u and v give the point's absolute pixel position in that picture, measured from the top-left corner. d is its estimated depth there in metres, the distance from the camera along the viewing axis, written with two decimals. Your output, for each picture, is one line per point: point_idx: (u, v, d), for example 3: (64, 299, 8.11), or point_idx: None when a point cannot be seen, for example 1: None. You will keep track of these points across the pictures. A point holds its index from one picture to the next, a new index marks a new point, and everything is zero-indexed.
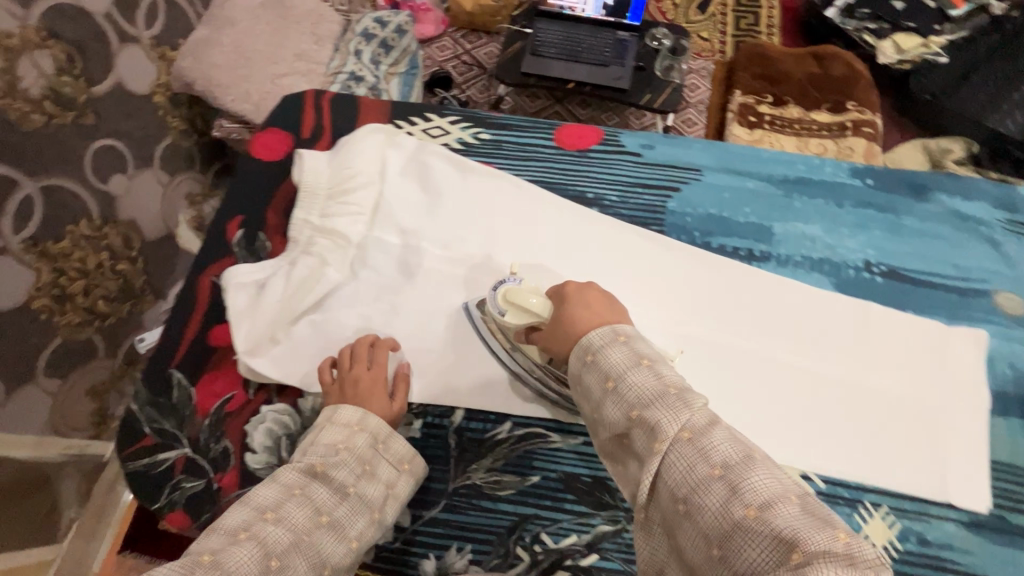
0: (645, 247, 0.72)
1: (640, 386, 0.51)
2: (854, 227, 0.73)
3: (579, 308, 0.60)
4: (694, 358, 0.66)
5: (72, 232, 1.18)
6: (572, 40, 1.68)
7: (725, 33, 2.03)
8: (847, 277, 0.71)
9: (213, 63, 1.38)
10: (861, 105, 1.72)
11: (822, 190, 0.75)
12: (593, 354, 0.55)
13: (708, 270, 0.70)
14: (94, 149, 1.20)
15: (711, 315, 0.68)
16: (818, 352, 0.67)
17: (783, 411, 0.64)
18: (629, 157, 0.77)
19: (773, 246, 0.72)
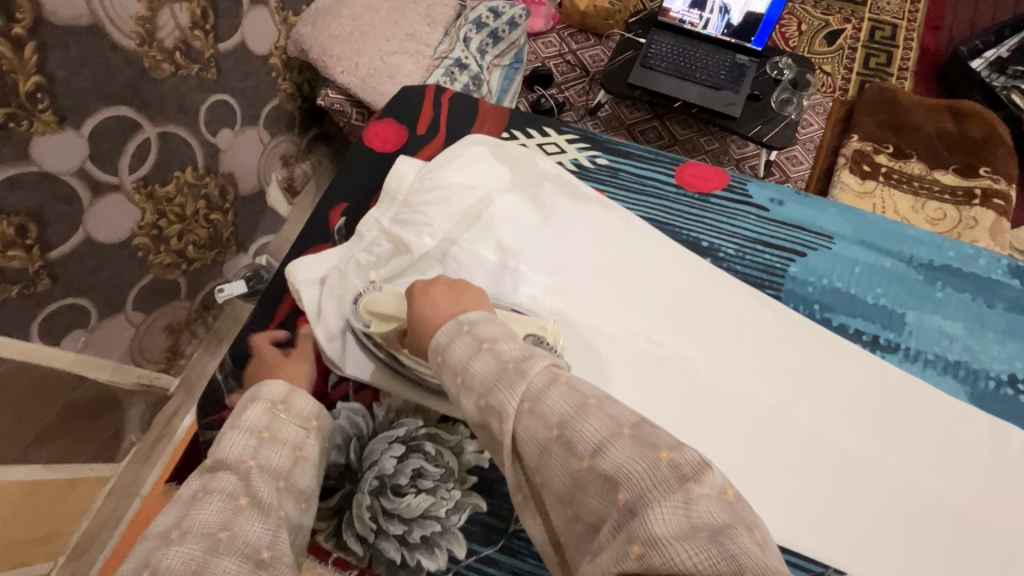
0: (763, 317, 0.69)
1: (481, 372, 0.51)
2: (1001, 334, 0.68)
3: (425, 308, 0.61)
4: (798, 446, 0.63)
5: (178, 178, 1.24)
6: (687, 56, 1.60)
7: (851, 69, 1.88)
8: (983, 388, 0.66)
9: (331, 33, 1.40)
10: (997, 173, 1.54)
11: (968, 285, 0.71)
12: (442, 355, 0.55)
13: (828, 355, 0.67)
14: (210, 102, 1.25)
15: (822, 403, 0.65)
16: (923, 466, 0.62)
17: (885, 525, 0.61)
18: (754, 210, 0.76)
19: (902, 336, 0.68)
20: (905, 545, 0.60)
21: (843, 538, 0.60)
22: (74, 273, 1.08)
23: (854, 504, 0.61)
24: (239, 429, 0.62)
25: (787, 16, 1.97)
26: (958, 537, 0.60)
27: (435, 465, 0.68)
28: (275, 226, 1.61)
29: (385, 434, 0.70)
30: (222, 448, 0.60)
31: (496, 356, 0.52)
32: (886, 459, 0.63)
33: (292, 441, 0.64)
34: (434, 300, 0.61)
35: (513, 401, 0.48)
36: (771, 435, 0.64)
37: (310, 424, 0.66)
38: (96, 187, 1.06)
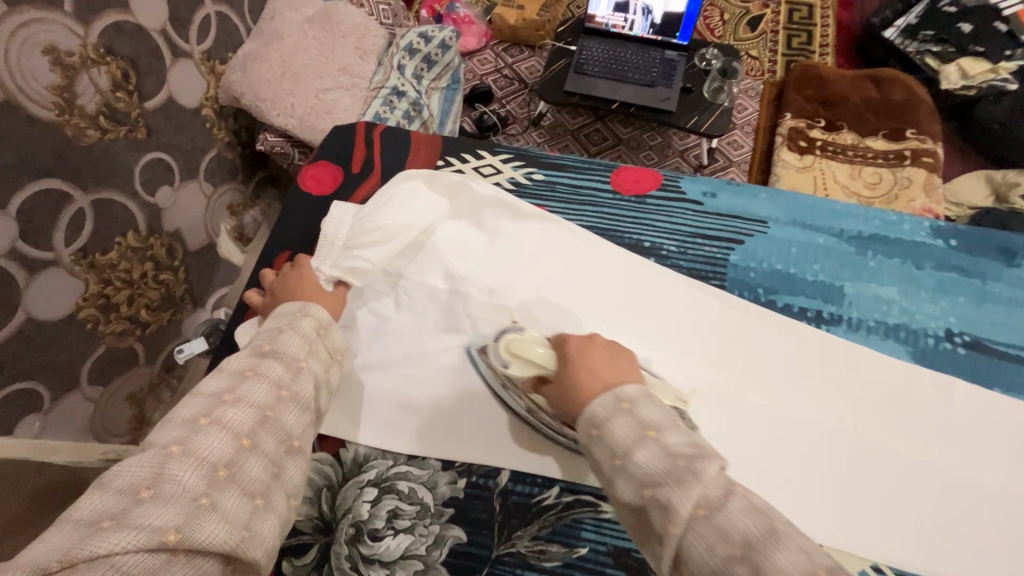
0: (707, 306, 0.71)
1: (647, 461, 0.50)
2: (935, 292, 0.71)
3: (576, 366, 0.60)
4: (755, 428, 0.65)
5: (120, 244, 1.20)
6: (618, 58, 1.64)
7: (775, 51, 1.96)
8: (925, 347, 0.69)
9: (261, 77, 1.38)
10: (922, 133, 1.63)
11: (897, 250, 0.74)
12: (597, 429, 0.54)
13: (772, 334, 0.69)
14: (143, 163, 1.22)
15: (773, 383, 0.67)
16: (882, 431, 0.65)
17: (848, 493, 0.63)
18: (688, 206, 0.78)
19: (843, 308, 0.71)
20: (879, 511, 0.62)
21: (814, 514, 0.62)
22: (20, 357, 1.04)
23: (826, 479, 0.63)
24: (295, 331, 0.65)
25: (709, 8, 2.04)
26: (929, 494, 0.62)
27: (410, 503, 0.68)
28: (231, 276, 1.58)
29: (356, 479, 0.70)
30: (278, 339, 0.64)
31: (664, 448, 0.50)
32: (850, 429, 0.65)
33: (326, 363, 0.67)
34: (587, 363, 0.59)
35: (688, 502, 0.47)
36: (738, 424, 0.66)
37: (336, 356, 0.68)
38: (32, 265, 1.02)
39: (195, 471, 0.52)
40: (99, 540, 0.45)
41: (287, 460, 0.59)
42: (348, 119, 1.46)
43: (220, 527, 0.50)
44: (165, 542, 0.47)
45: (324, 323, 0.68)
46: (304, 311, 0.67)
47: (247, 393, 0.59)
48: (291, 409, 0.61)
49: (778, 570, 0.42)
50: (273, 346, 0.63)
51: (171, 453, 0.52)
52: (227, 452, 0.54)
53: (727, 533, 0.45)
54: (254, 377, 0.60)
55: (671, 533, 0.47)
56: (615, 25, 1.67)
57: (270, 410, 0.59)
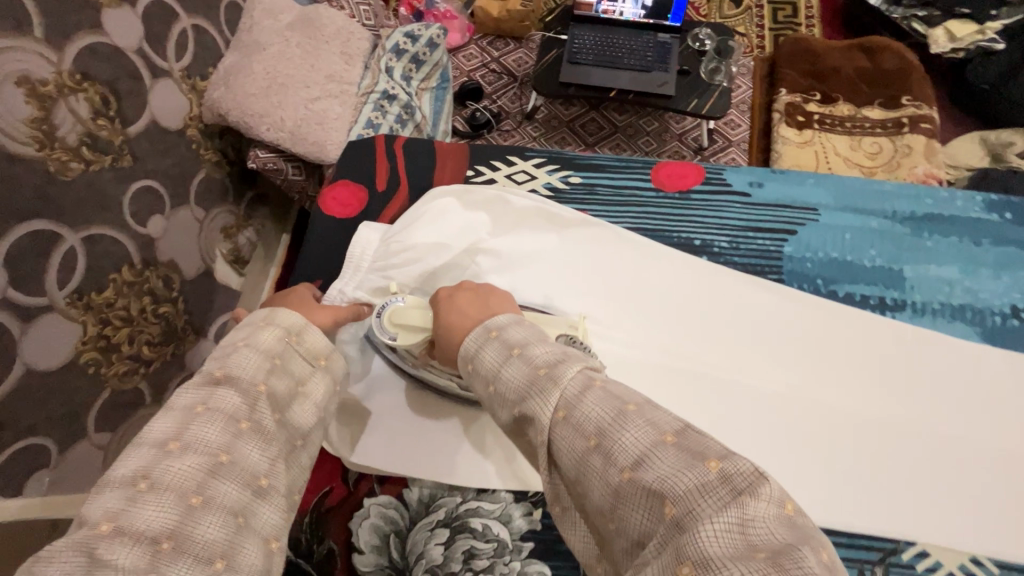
0: (785, 309, 0.74)
1: (513, 377, 0.48)
2: (996, 269, 0.77)
3: (443, 312, 0.59)
4: (847, 424, 0.68)
5: (115, 280, 1.13)
6: (610, 44, 1.60)
7: (763, 26, 1.94)
8: (993, 324, 0.74)
9: (246, 91, 1.31)
10: (917, 99, 1.63)
11: (954, 229, 0.79)
12: (471, 362, 0.53)
13: (849, 330, 0.73)
14: (131, 192, 1.14)
15: (857, 379, 0.71)
16: (963, 417, 0.69)
17: (944, 482, 0.66)
18: (737, 198, 0.81)
19: (906, 292, 0.75)
20: (963, 499, 0.65)
21: (916, 505, 0.65)
22: (22, 411, 0.97)
23: (909, 471, 0.66)
24: (252, 348, 0.59)
25: None
26: (1003, 476, 0.66)
27: (486, 541, 0.68)
28: (231, 301, 1.51)
29: (426, 521, 0.70)
30: (231, 361, 0.58)
31: (528, 363, 0.48)
32: (923, 419, 0.69)
33: (298, 375, 0.62)
34: (460, 308, 0.59)
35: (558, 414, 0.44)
36: (819, 423, 0.68)
37: (320, 361, 0.64)
38: (25, 313, 0.95)
39: (132, 551, 0.46)
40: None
41: (255, 504, 0.53)
42: (339, 128, 1.40)
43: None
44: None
45: (293, 329, 0.63)
46: (269, 320, 0.62)
47: (196, 437, 0.53)
48: (253, 444, 0.55)
49: (625, 450, 0.41)
50: (226, 371, 0.57)
51: (100, 534, 0.47)
52: (172, 519, 0.49)
53: (584, 428, 0.43)
54: (208, 412, 0.54)
55: (543, 442, 0.45)
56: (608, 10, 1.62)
57: (225, 456, 0.53)
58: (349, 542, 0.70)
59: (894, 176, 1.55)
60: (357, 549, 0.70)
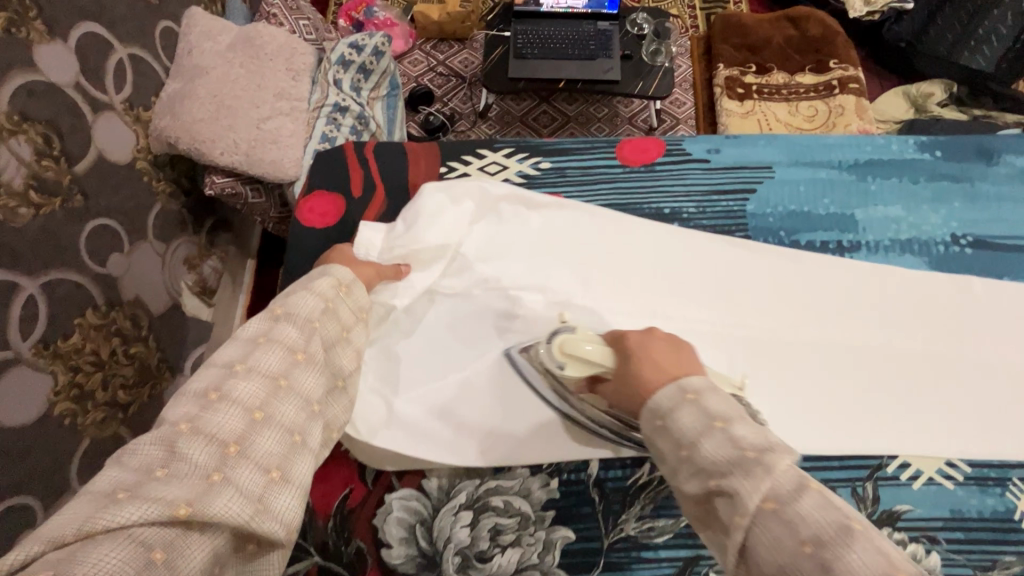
0: (753, 261, 0.80)
1: (712, 448, 0.49)
2: (933, 203, 0.84)
3: (642, 361, 0.59)
4: (822, 360, 0.75)
5: (81, 325, 1.09)
6: (553, 36, 1.64)
7: (693, 7, 2.02)
8: (938, 253, 0.81)
9: (194, 117, 1.28)
10: (843, 62, 1.74)
11: (893, 171, 0.86)
12: (662, 419, 0.53)
13: (812, 274, 0.79)
14: (87, 233, 1.10)
15: (826, 318, 0.77)
16: (924, 338, 0.75)
17: (914, 400, 0.73)
18: (699, 164, 0.87)
19: (860, 234, 0.82)
20: (941, 408, 0.72)
21: (892, 424, 0.71)
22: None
23: (883, 394, 0.73)
24: (310, 292, 0.64)
25: None
26: (972, 382, 0.73)
27: (509, 516, 0.71)
28: (204, 333, 1.47)
29: (448, 505, 0.72)
30: (289, 301, 0.63)
31: (732, 439, 0.48)
32: (894, 343, 0.75)
33: (344, 322, 0.67)
34: (654, 354, 0.59)
35: (756, 496, 0.45)
36: (802, 361, 0.75)
37: (362, 315, 0.70)
38: None
39: (205, 448, 0.50)
40: (117, 510, 0.44)
41: (310, 426, 0.58)
42: (295, 145, 1.38)
43: (235, 499, 0.49)
44: (178, 514, 0.45)
45: (343, 280, 0.69)
46: (324, 271, 0.68)
47: (261, 361, 0.57)
48: (302, 379, 0.59)
49: (851, 568, 0.40)
50: (285, 310, 0.62)
51: (180, 431, 0.51)
52: (239, 428, 0.53)
53: (797, 530, 0.43)
54: (270, 342, 0.58)
55: (739, 522, 0.45)
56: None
57: (284, 381, 0.57)
58: (375, 537, 0.71)
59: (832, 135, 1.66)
60: (385, 543, 0.71)
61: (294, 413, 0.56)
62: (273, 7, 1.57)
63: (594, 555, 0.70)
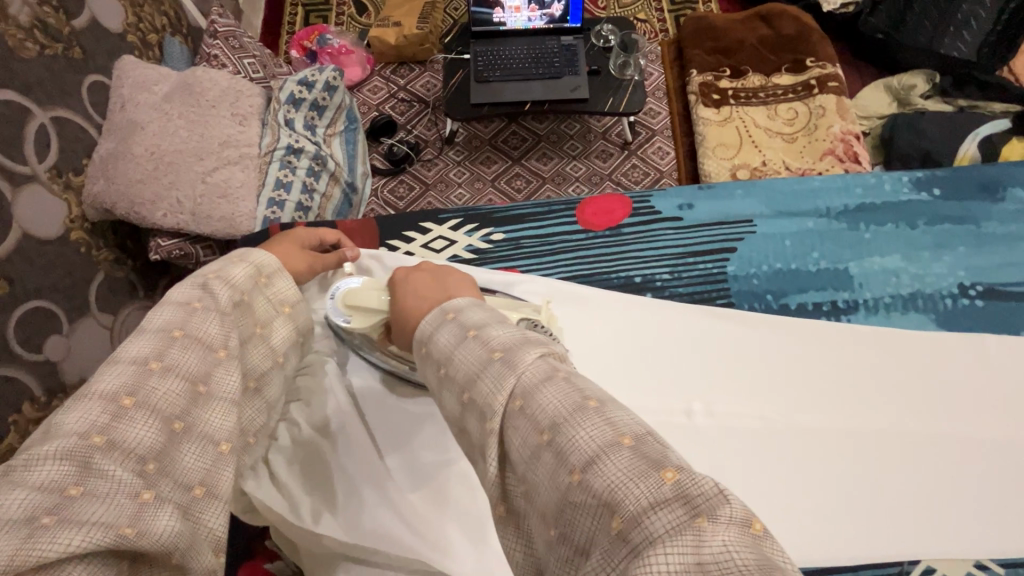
0: (748, 339, 0.79)
1: (467, 361, 0.45)
2: (936, 249, 0.86)
3: (403, 295, 0.58)
4: (835, 447, 0.72)
5: (17, 422, 1.00)
6: (515, 57, 1.55)
7: (661, 10, 1.93)
8: (946, 308, 0.82)
9: (131, 178, 1.19)
10: (820, 60, 1.67)
11: (889, 217, 0.88)
12: (426, 346, 0.49)
13: (812, 348, 0.78)
14: (16, 321, 1.01)
15: (831, 399, 0.75)
16: (933, 414, 0.74)
17: (933, 488, 0.70)
18: (672, 223, 0.89)
19: (857, 292, 0.83)
20: (971, 497, 0.70)
21: (915, 516, 0.69)
22: None
23: (902, 483, 0.70)
24: (226, 281, 0.64)
25: None
26: (997, 467, 0.71)
27: None
28: None
29: None
30: (192, 322, 0.58)
31: (483, 344, 0.45)
32: (903, 421, 0.74)
33: (261, 317, 0.67)
34: (415, 289, 0.57)
35: (502, 395, 0.42)
36: (815, 449, 0.72)
37: (285, 308, 0.70)
38: None
39: (92, 534, 0.43)
40: (50, 537, 0.41)
41: (197, 509, 0.52)
42: (246, 197, 1.30)
43: (173, 516, 0.48)
44: (123, 535, 0.44)
45: (264, 270, 0.69)
46: (243, 258, 0.68)
47: (125, 436, 0.50)
48: (185, 445, 0.53)
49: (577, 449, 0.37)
50: (187, 329, 0.57)
51: (42, 526, 0.42)
52: (127, 512, 0.46)
53: (538, 420, 0.40)
54: (167, 368, 0.54)
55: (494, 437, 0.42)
56: (516, 8, 1.54)
57: (179, 423, 0.53)
58: None
59: (814, 138, 1.57)
60: None
61: (177, 491, 0.51)
62: (214, 48, 1.47)
63: None
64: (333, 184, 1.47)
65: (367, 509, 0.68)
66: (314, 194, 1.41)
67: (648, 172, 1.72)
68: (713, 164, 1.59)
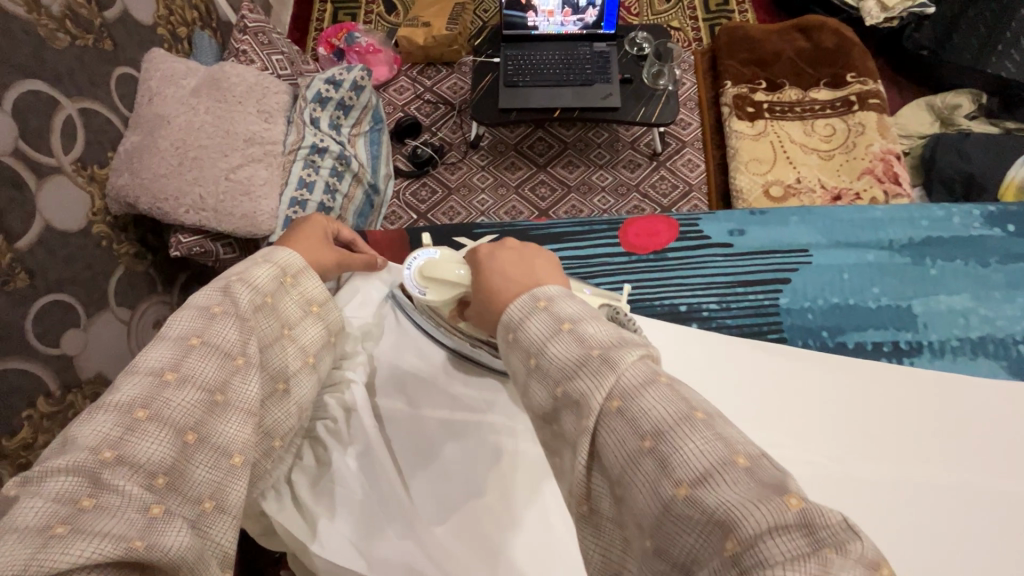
0: (800, 379, 0.76)
1: (563, 355, 0.44)
2: (1008, 290, 0.84)
3: (490, 270, 0.56)
4: (894, 500, 0.68)
5: (31, 417, 0.99)
6: (546, 62, 1.51)
7: (696, 18, 1.88)
8: (1017, 354, 0.80)
9: (155, 173, 1.17)
10: (861, 75, 1.61)
11: (957, 254, 0.87)
12: (513, 333, 0.48)
13: (868, 392, 0.75)
14: (35, 314, 1.00)
15: (888, 447, 0.72)
16: (1000, 472, 0.70)
17: (1004, 553, 0.65)
18: (722, 252, 0.87)
19: (921, 330, 0.81)
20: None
21: None
22: None
23: (970, 547, 0.65)
24: (248, 284, 0.62)
25: None
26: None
27: None
28: None
29: None
30: (209, 330, 0.58)
31: (580, 340, 0.44)
32: (967, 478, 0.70)
33: (287, 319, 0.66)
34: (503, 269, 0.55)
35: (611, 403, 0.41)
36: (873, 501, 0.68)
37: (313, 308, 0.69)
38: None
39: (101, 545, 0.44)
40: (60, 549, 0.43)
41: (208, 521, 0.52)
42: (269, 195, 1.28)
43: (182, 530, 0.48)
44: (132, 548, 0.45)
45: (289, 270, 0.67)
46: (266, 258, 0.67)
47: (135, 451, 0.50)
48: (199, 458, 0.53)
49: None
50: (204, 339, 0.57)
51: (53, 537, 0.43)
52: (136, 525, 0.47)
53: None
54: (181, 378, 0.54)
55: (585, 428, 0.42)
56: (550, 12, 1.50)
57: (193, 435, 0.53)
58: None
59: (852, 157, 1.52)
60: None
61: (184, 505, 0.51)
62: (243, 43, 1.46)
63: None
64: (355, 184, 1.46)
65: (385, 542, 0.64)
66: (336, 195, 1.39)
67: (676, 185, 1.67)
68: (745, 179, 1.54)
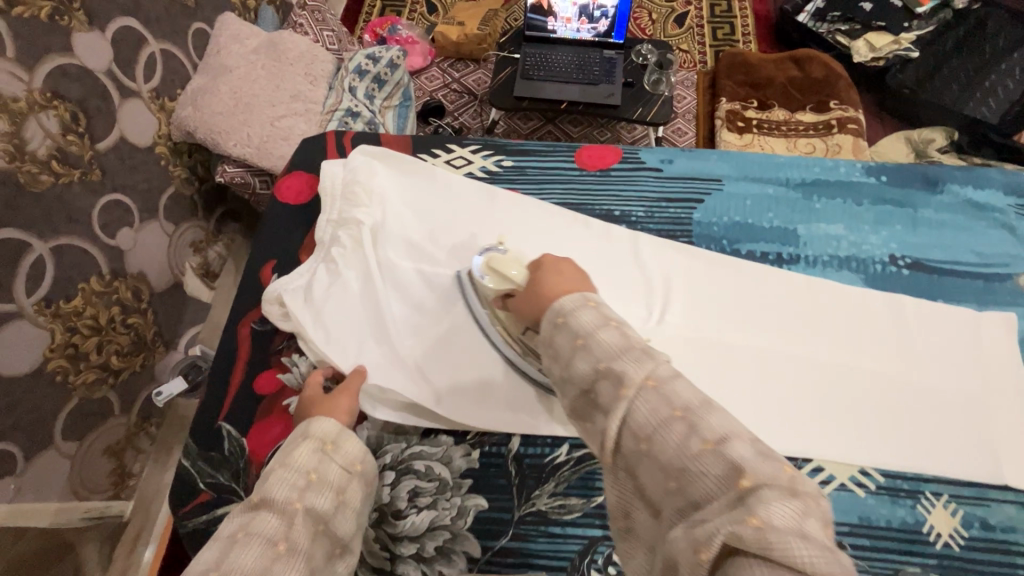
0: (746, 278, 0.91)
1: (607, 339, 0.56)
2: (876, 224, 0.96)
3: (549, 278, 0.68)
4: (808, 373, 0.84)
5: (84, 290, 1.17)
6: (560, 62, 1.71)
7: (703, 44, 2.09)
8: (876, 270, 0.93)
9: (213, 110, 1.38)
10: (844, 104, 1.78)
11: (839, 194, 0.99)
12: (563, 317, 0.59)
13: (798, 293, 0.90)
14: (100, 206, 1.20)
15: (812, 335, 0.87)
16: (896, 359, 0.85)
17: (888, 416, 0.81)
18: (651, 173, 1.01)
19: (800, 245, 0.95)
20: (920, 427, 0.80)
21: (868, 437, 0.80)
22: None
23: (865, 411, 0.81)
24: (289, 468, 0.65)
25: (638, 9, 2.16)
26: (955, 409, 0.82)
27: (428, 481, 0.76)
28: (201, 315, 1.54)
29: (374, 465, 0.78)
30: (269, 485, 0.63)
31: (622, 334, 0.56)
32: (870, 363, 0.85)
33: (338, 484, 0.66)
34: (565, 277, 0.67)
35: (640, 371, 0.52)
36: (793, 371, 0.84)
37: (355, 467, 0.69)
38: None
39: None
40: None
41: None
42: None
43: None
44: None
45: (330, 437, 0.69)
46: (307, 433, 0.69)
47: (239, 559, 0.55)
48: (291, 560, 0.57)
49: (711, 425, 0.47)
50: (265, 496, 0.62)
51: None
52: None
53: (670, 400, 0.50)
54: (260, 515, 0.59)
55: (624, 397, 0.51)
56: (568, 19, 1.71)
57: (282, 545, 0.57)
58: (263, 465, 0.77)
59: None
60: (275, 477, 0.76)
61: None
62: (301, 19, 1.69)
63: (504, 525, 0.75)
64: None
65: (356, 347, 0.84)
66: None
67: None
68: None
